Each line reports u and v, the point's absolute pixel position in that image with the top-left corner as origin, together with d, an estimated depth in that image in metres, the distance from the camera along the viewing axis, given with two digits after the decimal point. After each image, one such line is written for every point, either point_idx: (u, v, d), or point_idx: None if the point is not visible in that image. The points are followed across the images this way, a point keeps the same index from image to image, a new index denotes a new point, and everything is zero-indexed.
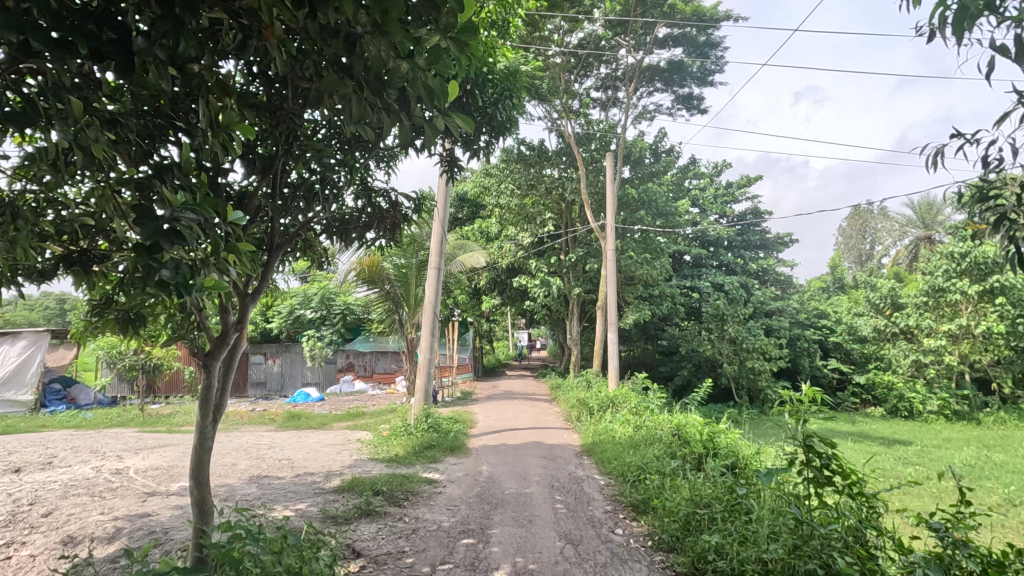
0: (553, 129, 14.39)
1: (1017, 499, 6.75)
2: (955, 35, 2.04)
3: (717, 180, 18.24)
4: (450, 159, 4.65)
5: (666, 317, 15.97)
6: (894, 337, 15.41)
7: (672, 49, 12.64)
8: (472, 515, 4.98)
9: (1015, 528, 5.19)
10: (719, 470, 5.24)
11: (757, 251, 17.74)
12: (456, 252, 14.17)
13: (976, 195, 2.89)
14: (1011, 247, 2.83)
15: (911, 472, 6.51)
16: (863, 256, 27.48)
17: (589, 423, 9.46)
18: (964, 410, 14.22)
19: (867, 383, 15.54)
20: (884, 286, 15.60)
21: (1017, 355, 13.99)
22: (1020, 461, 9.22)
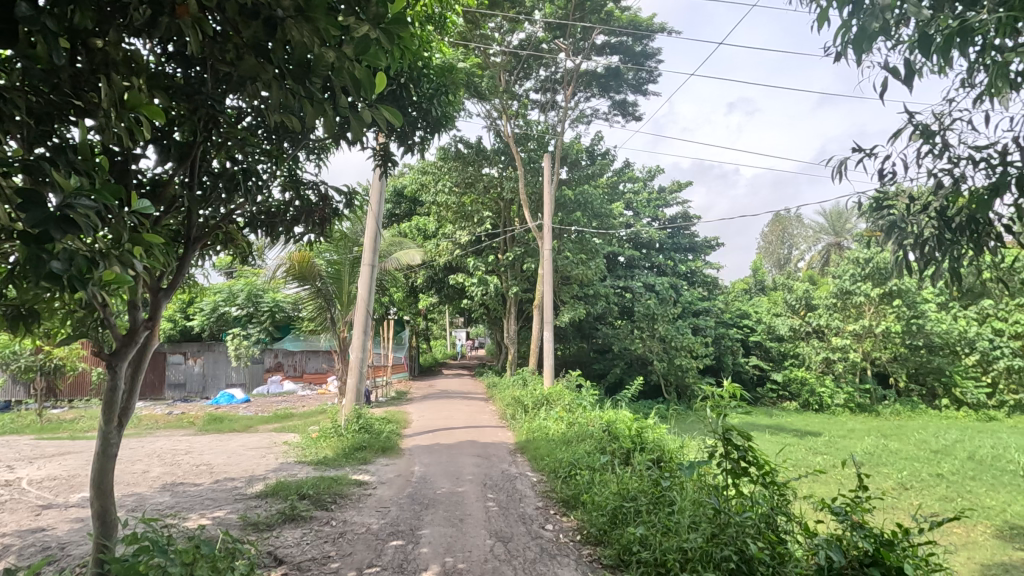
0: (492, 128, 14.41)
1: (909, 484, 7.43)
2: (856, 55, 2.23)
3: (650, 184, 18.88)
4: (384, 153, 4.54)
5: (600, 316, 16.39)
6: (808, 335, 16.54)
7: (609, 56, 12.96)
8: (403, 516, 4.90)
9: (905, 510, 5.72)
10: (646, 463, 5.43)
11: (686, 253, 18.50)
12: (392, 249, 13.88)
13: (875, 203, 3.18)
14: (902, 254, 3.12)
15: (819, 461, 7.01)
16: (782, 260, 29.26)
17: (523, 421, 9.54)
18: (866, 403, 15.49)
19: (783, 379, 16.60)
20: (799, 288, 16.70)
21: (911, 353, 15.39)
22: (911, 448, 10.15)
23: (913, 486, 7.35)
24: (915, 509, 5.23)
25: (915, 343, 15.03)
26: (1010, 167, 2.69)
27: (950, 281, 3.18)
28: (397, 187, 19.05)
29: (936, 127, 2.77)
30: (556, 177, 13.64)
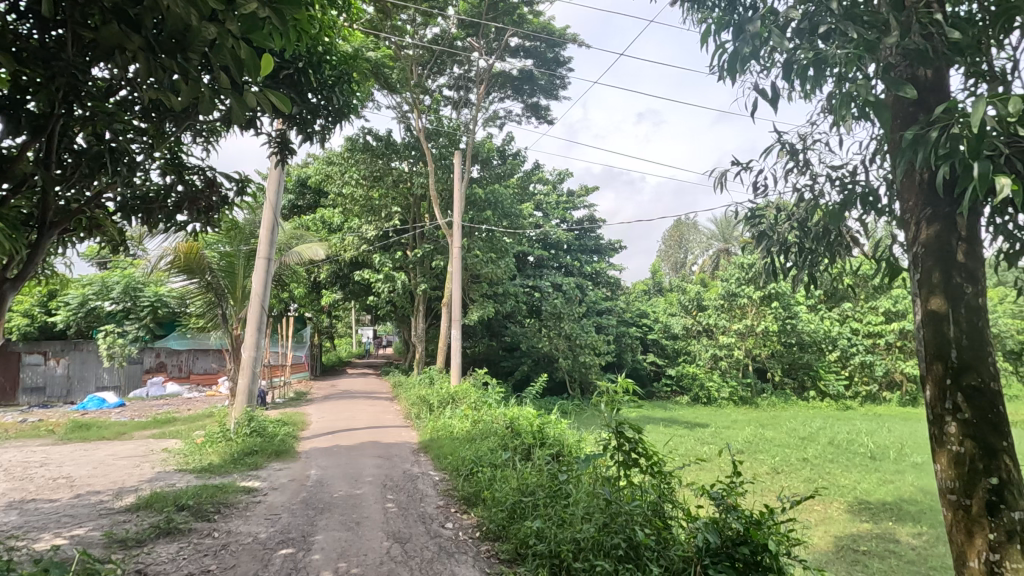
0: (403, 122, 14.13)
1: (779, 468, 8.23)
2: (730, 75, 2.44)
3: (559, 187, 19.36)
4: (281, 140, 4.28)
5: (509, 314, 16.60)
6: (699, 334, 17.80)
7: (523, 59, 13.15)
8: (294, 522, 4.66)
9: (774, 491, 6.32)
10: (545, 458, 5.59)
11: (591, 255, 18.80)
12: (293, 242, 13.15)
13: (749, 213, 3.48)
14: (773, 263, 3.45)
15: (704, 450, 7.56)
16: (677, 264, 31.04)
17: (428, 419, 9.43)
18: (747, 396, 16.96)
19: (677, 374, 17.74)
20: (692, 290, 17.92)
21: (785, 349, 17.03)
22: (783, 436, 11.25)
23: (782, 470, 8.16)
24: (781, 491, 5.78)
25: (789, 340, 16.72)
26: (857, 188, 3.07)
27: (811, 286, 3.57)
28: (301, 177, 18.07)
29: (801, 147, 3.09)
30: (467, 175, 13.59)
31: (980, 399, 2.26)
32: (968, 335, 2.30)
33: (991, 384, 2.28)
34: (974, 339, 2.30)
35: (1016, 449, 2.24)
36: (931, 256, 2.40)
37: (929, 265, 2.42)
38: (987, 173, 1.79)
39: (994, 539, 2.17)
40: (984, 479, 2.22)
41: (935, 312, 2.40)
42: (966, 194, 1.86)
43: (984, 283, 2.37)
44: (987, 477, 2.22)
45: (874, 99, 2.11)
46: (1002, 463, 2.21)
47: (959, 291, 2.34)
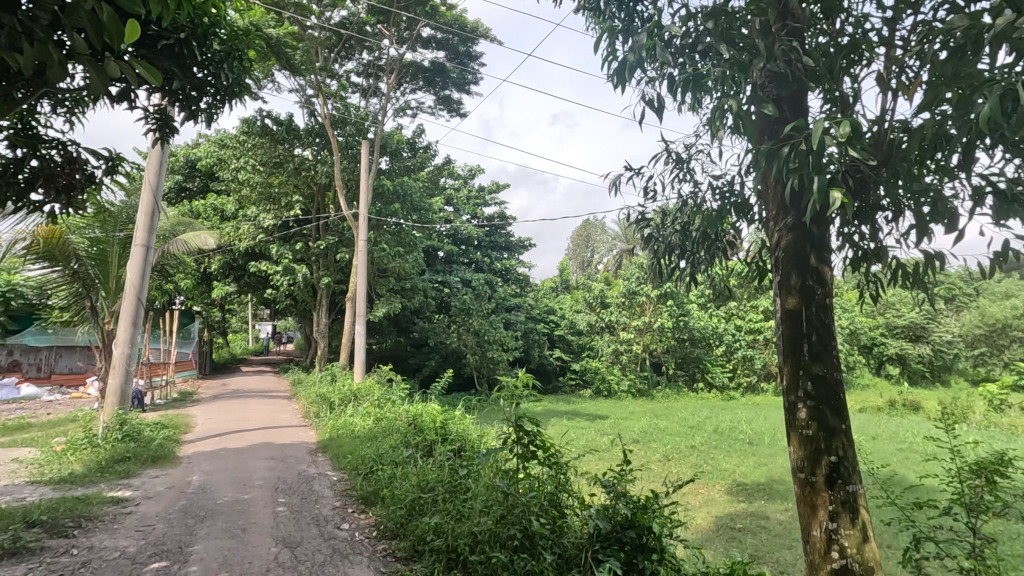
0: (306, 106, 13.43)
1: (669, 455, 8.82)
2: (620, 83, 2.57)
3: (470, 182, 19.35)
4: (162, 117, 3.91)
5: (417, 309, 16.35)
6: (601, 330, 18.60)
7: (435, 51, 12.97)
8: (170, 533, 4.30)
9: (662, 477, 6.76)
10: (446, 454, 5.59)
11: (501, 252, 18.91)
12: (179, 229, 12.07)
13: (638, 216, 3.71)
14: (658, 262, 3.72)
15: (600, 441, 7.92)
16: (584, 263, 32.24)
17: (328, 418, 9.06)
18: (644, 388, 17.94)
19: (581, 368, 18.38)
20: (596, 288, 18.67)
21: (678, 344, 18.24)
22: (675, 425, 12.05)
23: (672, 457, 8.75)
24: (667, 477, 6.19)
25: (682, 336, 17.96)
26: (732, 198, 3.35)
27: (693, 285, 3.85)
28: (190, 158, 16.60)
29: (686, 156, 3.33)
30: (375, 166, 13.18)
31: (824, 387, 2.57)
32: (816, 330, 2.60)
33: (833, 374, 2.59)
34: (821, 334, 2.60)
35: (852, 430, 2.56)
36: (789, 259, 2.68)
37: (787, 267, 2.69)
38: (824, 188, 2.04)
39: (833, 510, 2.47)
40: (825, 457, 2.52)
41: (790, 310, 2.68)
42: (810, 205, 2.10)
43: (831, 285, 2.68)
44: (828, 455, 2.52)
45: (743, 114, 2.31)
46: (841, 443, 2.52)
47: (810, 290, 2.63)
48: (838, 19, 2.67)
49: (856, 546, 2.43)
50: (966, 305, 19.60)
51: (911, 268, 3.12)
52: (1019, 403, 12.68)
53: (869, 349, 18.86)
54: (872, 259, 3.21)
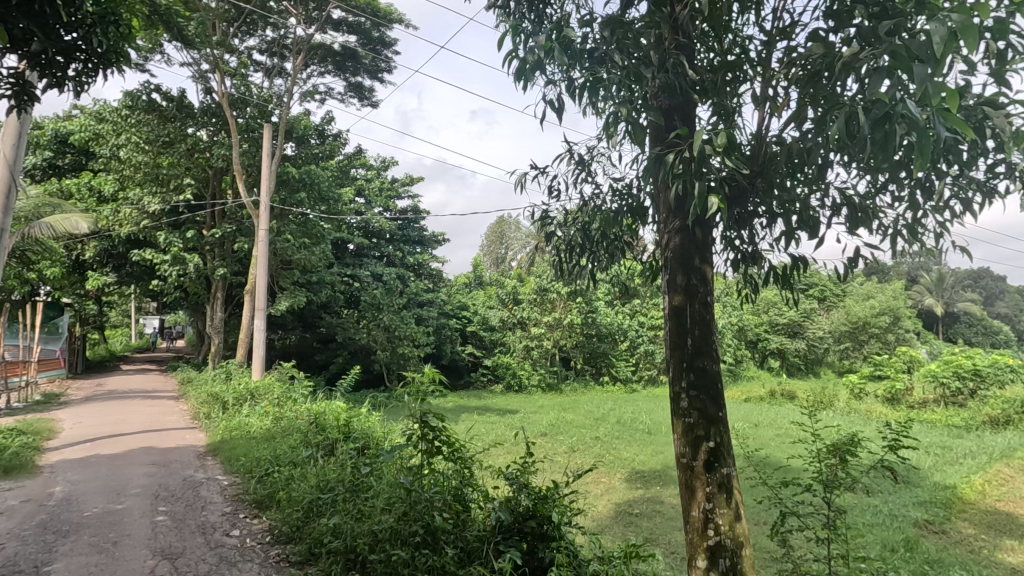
0: (201, 82, 12.41)
1: (575, 447, 9.14)
2: (522, 83, 2.60)
3: (383, 174, 18.82)
4: (20, 84, 3.45)
5: (323, 304, 15.67)
6: (513, 326, 18.86)
7: (346, 34, 12.46)
8: (24, 552, 3.82)
9: (562, 468, 7.02)
10: (349, 452, 5.40)
11: (414, 246, 18.57)
12: (44, 210, 10.71)
13: (542, 214, 3.80)
14: (562, 259, 3.89)
15: (505, 435, 8.06)
16: (498, 259, 32.45)
17: (221, 419, 8.46)
18: (554, 382, 18.40)
19: (492, 364, 18.52)
20: (509, 285, 18.91)
21: (586, 340, 18.90)
22: (581, 418, 12.49)
23: (578, 449, 9.07)
24: (569, 468, 6.42)
25: (589, 332, 18.68)
26: (630, 200, 3.51)
27: (594, 282, 4.01)
28: (60, 132, 14.77)
29: (588, 157, 3.45)
30: (278, 151, 12.42)
31: (704, 378, 2.78)
32: (698, 325, 2.80)
33: (713, 366, 2.81)
34: (703, 330, 2.81)
35: (729, 418, 2.79)
36: (677, 260, 2.87)
37: (675, 266, 2.88)
38: (703, 193, 2.21)
39: (710, 491, 2.68)
40: (704, 442, 2.73)
41: (677, 306, 2.87)
42: (691, 210, 2.26)
43: (712, 284, 2.90)
44: (706, 441, 2.73)
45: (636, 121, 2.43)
46: (718, 429, 2.74)
47: (694, 288, 2.83)
48: (725, 37, 2.88)
49: (728, 524, 2.66)
50: (833, 305, 22.02)
51: (782, 271, 3.43)
52: (874, 391, 14.46)
53: (754, 344, 20.67)
54: (749, 261, 3.50)
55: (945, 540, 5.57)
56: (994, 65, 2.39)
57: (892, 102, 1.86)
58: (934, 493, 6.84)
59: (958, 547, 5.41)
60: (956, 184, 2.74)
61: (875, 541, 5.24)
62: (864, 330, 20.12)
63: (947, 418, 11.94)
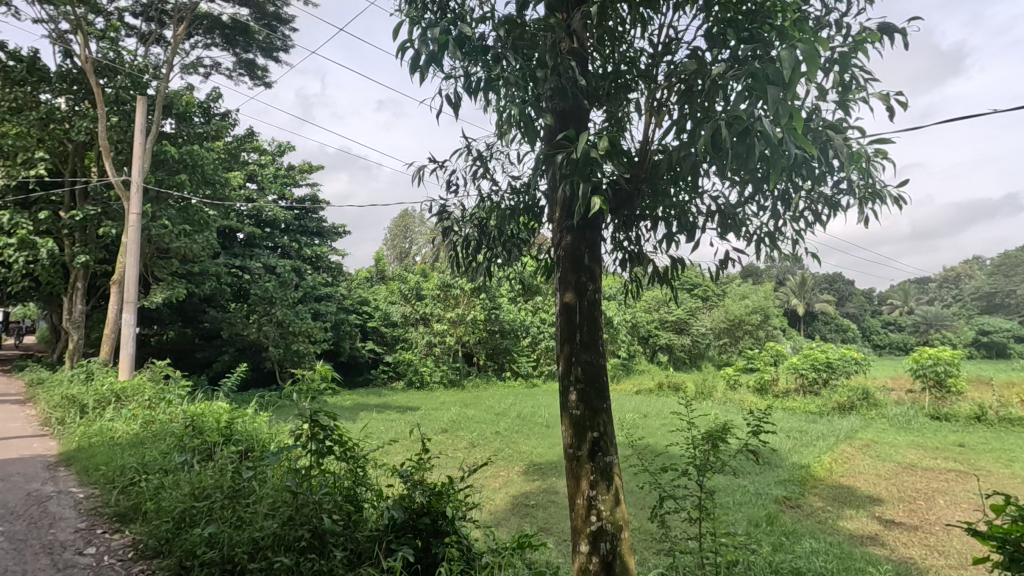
0: (59, 44, 10.92)
1: (475, 441, 9.20)
2: (417, 74, 2.54)
3: (278, 160, 17.71)
4: None
5: (207, 297, 14.46)
6: (416, 322, 18.57)
7: (237, 6, 11.53)
8: None
9: (456, 462, 7.09)
10: (230, 456, 5.02)
11: (311, 237, 17.68)
12: None
13: (440, 209, 3.77)
14: (459, 256, 3.91)
15: (400, 432, 7.97)
16: (402, 253, 31.75)
17: (77, 424, 7.52)
18: (456, 378, 18.30)
19: (393, 360, 18.12)
20: (412, 280, 18.62)
21: (489, 336, 19.05)
22: (482, 413, 12.58)
23: (478, 443, 9.15)
24: (463, 463, 6.49)
25: (492, 328, 18.86)
26: (525, 198, 3.57)
27: (490, 279, 4.06)
28: None
29: (485, 154, 3.48)
30: (155, 128, 11.23)
31: (591, 370, 2.91)
32: (586, 321, 2.93)
33: (599, 359, 2.94)
34: (590, 325, 2.94)
35: (612, 410, 2.94)
36: (568, 259, 2.97)
37: (566, 265, 2.99)
38: (588, 194, 2.29)
39: (593, 478, 2.82)
40: (590, 432, 2.86)
41: (568, 304, 2.98)
42: (576, 210, 2.33)
43: (601, 281, 3.03)
44: (592, 432, 2.86)
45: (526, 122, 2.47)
46: (602, 420, 2.88)
47: (583, 286, 2.96)
48: (617, 48, 3.01)
49: (609, 509, 2.81)
50: (715, 304, 23.98)
51: (663, 271, 3.68)
52: (746, 382, 15.98)
53: (646, 340, 22.01)
54: (635, 262, 3.70)
55: (798, 513, 6.28)
56: (840, 94, 2.72)
57: (752, 118, 2.04)
58: (792, 472, 7.69)
59: (809, 519, 6.12)
60: (810, 198, 3.07)
61: (742, 517, 5.79)
62: (740, 327, 22.14)
63: (805, 405, 13.49)
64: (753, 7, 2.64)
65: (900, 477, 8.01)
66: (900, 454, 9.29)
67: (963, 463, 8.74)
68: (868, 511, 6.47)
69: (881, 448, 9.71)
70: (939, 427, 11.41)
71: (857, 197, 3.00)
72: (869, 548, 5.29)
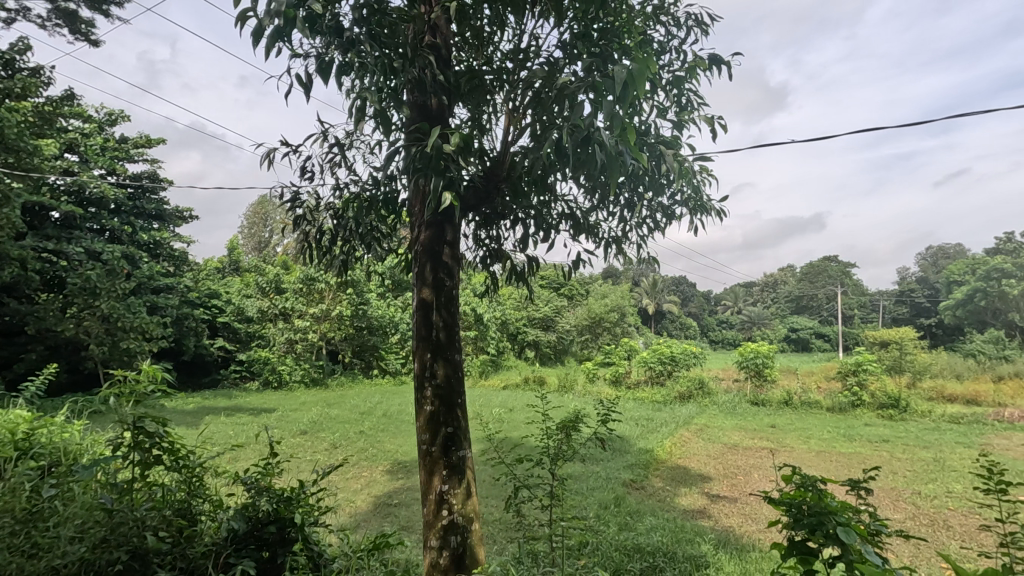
0: None
1: (337, 442, 8.78)
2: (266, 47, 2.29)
3: (108, 130, 15.34)
4: None
5: (6, 286, 12.05)
6: (274, 317, 17.25)
7: None
8: None
9: (305, 465, 6.82)
10: (26, 474, 4.16)
11: (149, 220, 15.73)
12: None
13: (291, 195, 3.52)
14: (310, 250, 3.72)
15: (238, 436, 7.39)
16: (261, 243, 29.22)
17: None
18: (318, 377, 17.31)
19: (247, 359, 16.67)
20: (271, 272, 17.29)
21: (356, 332, 18.32)
22: (346, 413, 12.06)
23: (341, 444, 8.78)
24: (313, 465, 6.23)
25: (360, 324, 18.19)
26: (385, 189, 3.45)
27: (347, 272, 3.89)
28: None
29: (343, 141, 3.31)
30: None
31: (447, 366, 2.92)
32: (442, 317, 2.93)
33: (454, 355, 2.97)
34: (447, 321, 2.95)
35: (467, 406, 2.98)
36: (425, 255, 2.96)
37: (423, 260, 2.97)
38: (441, 189, 2.28)
39: (445, 474, 2.84)
40: (444, 428, 2.87)
41: (425, 300, 2.95)
42: (428, 206, 2.31)
43: (459, 278, 3.06)
44: (446, 427, 2.88)
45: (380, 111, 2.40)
46: (456, 416, 2.90)
47: (440, 282, 2.95)
48: (482, 45, 3.04)
49: (460, 502, 2.85)
50: (578, 302, 25.42)
51: (520, 269, 3.82)
52: (603, 375, 17.17)
53: (515, 336, 22.66)
54: (496, 259, 3.79)
55: (642, 494, 6.90)
56: (676, 113, 3.02)
57: (590, 127, 2.18)
58: (639, 457, 8.41)
59: (651, 498, 6.75)
60: (650, 206, 3.38)
61: (595, 501, 6.20)
62: (600, 324, 23.72)
63: (653, 395, 14.82)
64: (604, 25, 2.83)
65: (727, 456, 9.13)
66: (726, 435, 10.60)
67: (773, 441, 10.22)
68: (699, 488, 7.30)
69: (712, 431, 11.01)
70: (756, 410, 13.24)
71: (687, 208, 3.36)
72: (698, 520, 5.97)
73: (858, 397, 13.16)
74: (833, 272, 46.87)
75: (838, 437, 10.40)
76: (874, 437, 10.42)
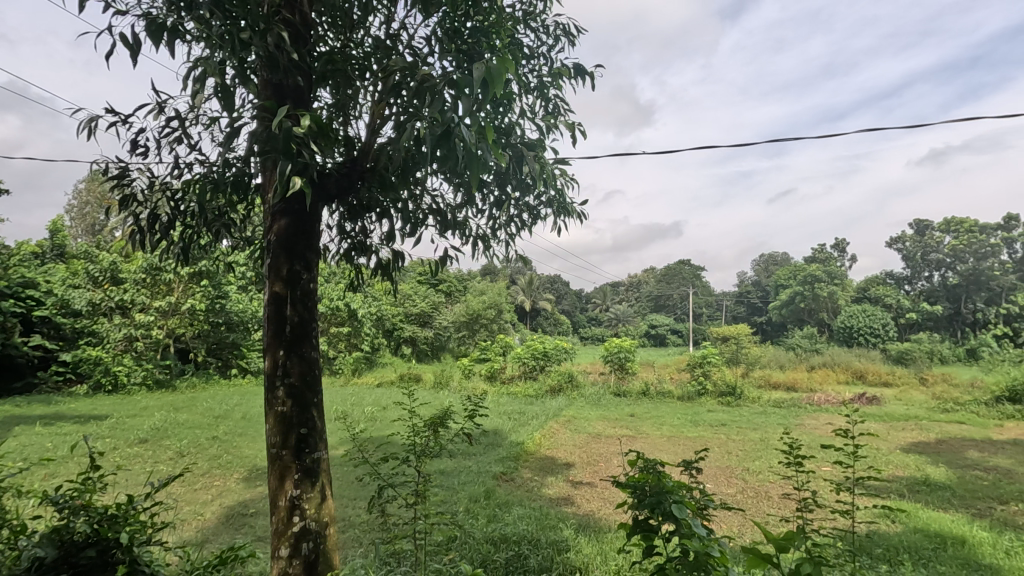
0: None
1: (184, 450, 7.95)
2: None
3: None
4: None
5: None
6: (109, 311, 15.06)
7: None
8: None
9: (136, 480, 6.05)
10: None
11: None
12: None
13: (117, 168, 3.06)
14: (140, 233, 3.26)
15: (49, 451, 6.34)
16: (95, 227, 25.33)
17: None
18: (164, 378, 15.46)
19: (72, 360, 14.17)
20: (105, 259, 15.14)
21: (211, 329, 16.82)
22: (198, 417, 10.94)
23: (188, 452, 7.93)
24: (144, 475, 5.65)
25: (216, 320, 16.59)
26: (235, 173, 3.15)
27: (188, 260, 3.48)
28: None
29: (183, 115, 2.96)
30: None
31: (301, 363, 2.76)
32: (297, 312, 2.75)
33: (311, 351, 2.81)
34: (302, 317, 2.78)
35: (325, 405, 2.84)
36: (278, 245, 2.76)
37: (277, 251, 2.77)
38: (290, 173, 2.13)
39: (298, 478, 2.68)
40: (297, 429, 2.70)
41: (278, 294, 2.76)
42: (275, 191, 2.15)
43: (316, 272, 2.90)
44: (299, 428, 2.71)
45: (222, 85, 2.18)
46: (312, 417, 2.75)
47: (296, 275, 2.78)
48: (347, 27, 2.89)
49: (313, 507, 2.70)
50: (455, 299, 25.48)
51: (386, 263, 3.71)
52: (479, 370, 17.40)
53: (391, 333, 22.11)
54: (360, 252, 3.65)
55: (512, 485, 7.09)
56: (541, 117, 3.11)
57: (450, 122, 2.18)
58: (509, 450, 8.65)
59: (519, 489, 6.96)
60: (517, 205, 3.46)
61: (464, 496, 6.25)
62: (477, 320, 24.00)
63: (526, 389, 15.29)
64: (474, 24, 2.83)
65: (590, 444, 9.72)
66: (591, 425, 11.26)
67: (631, 429, 11.07)
68: (564, 476, 7.68)
69: (579, 422, 11.63)
70: (619, 401, 14.25)
71: (552, 209, 3.50)
72: (562, 507, 6.28)
73: (703, 386, 14.71)
74: (687, 275, 51.95)
75: (685, 423, 11.54)
76: (713, 421, 11.74)
